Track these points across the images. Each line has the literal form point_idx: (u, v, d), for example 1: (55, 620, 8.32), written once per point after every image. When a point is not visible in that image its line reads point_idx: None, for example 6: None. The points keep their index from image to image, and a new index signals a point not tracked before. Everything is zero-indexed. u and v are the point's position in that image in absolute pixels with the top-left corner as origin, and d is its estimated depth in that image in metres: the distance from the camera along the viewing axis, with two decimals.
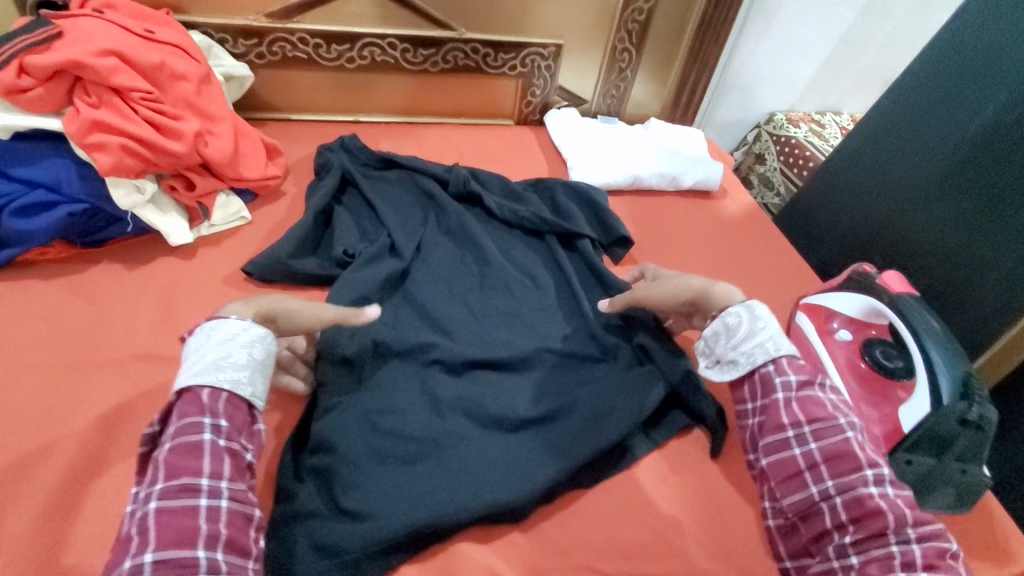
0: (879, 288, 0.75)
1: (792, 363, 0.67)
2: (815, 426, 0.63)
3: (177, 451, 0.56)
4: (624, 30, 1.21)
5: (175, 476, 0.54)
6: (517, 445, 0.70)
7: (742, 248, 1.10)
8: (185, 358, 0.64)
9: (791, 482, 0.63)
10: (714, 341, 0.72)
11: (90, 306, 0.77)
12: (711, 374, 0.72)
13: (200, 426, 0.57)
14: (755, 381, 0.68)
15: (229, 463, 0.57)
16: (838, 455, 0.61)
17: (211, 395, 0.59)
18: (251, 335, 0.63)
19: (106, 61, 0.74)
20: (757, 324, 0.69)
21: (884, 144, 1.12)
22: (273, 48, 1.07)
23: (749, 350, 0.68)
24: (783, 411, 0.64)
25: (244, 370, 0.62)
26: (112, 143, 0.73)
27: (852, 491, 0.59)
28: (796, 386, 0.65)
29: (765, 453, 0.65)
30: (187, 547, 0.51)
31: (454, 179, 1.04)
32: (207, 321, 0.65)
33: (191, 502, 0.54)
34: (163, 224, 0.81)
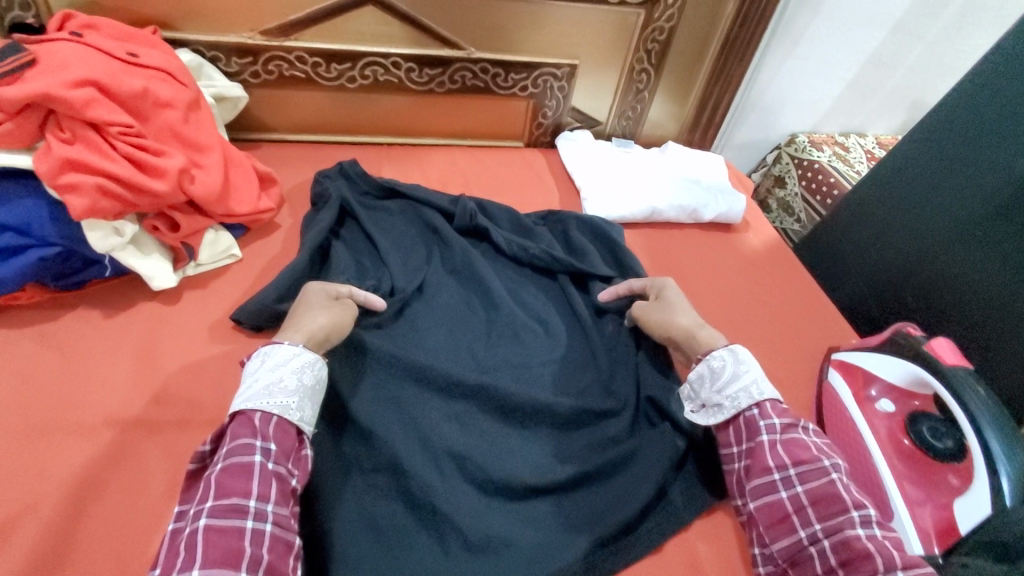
0: (926, 356, 0.70)
1: (778, 408, 0.68)
2: (801, 469, 0.63)
3: (229, 470, 0.55)
4: (643, 50, 1.13)
5: (224, 496, 0.53)
6: (525, 519, 0.66)
7: (767, 288, 1.03)
8: (242, 382, 0.65)
9: (780, 526, 0.61)
10: (699, 385, 0.73)
11: (62, 361, 0.70)
12: (697, 419, 0.72)
13: (252, 448, 0.57)
14: (740, 424, 0.69)
15: (276, 488, 0.56)
16: (826, 497, 0.60)
17: (262, 418, 0.60)
18: (302, 360, 0.65)
19: (81, 92, 0.67)
20: (740, 367, 0.70)
21: (918, 179, 1.06)
22: (269, 66, 0.99)
23: (734, 394, 0.69)
24: (768, 453, 0.65)
25: (294, 396, 0.63)
26: (87, 183, 0.67)
27: (840, 533, 0.57)
28: (780, 429, 0.66)
29: (754, 497, 0.64)
30: (230, 568, 0.49)
31: (459, 211, 0.97)
32: (264, 345, 0.67)
33: (237, 524, 0.52)
34: (143, 267, 0.75)
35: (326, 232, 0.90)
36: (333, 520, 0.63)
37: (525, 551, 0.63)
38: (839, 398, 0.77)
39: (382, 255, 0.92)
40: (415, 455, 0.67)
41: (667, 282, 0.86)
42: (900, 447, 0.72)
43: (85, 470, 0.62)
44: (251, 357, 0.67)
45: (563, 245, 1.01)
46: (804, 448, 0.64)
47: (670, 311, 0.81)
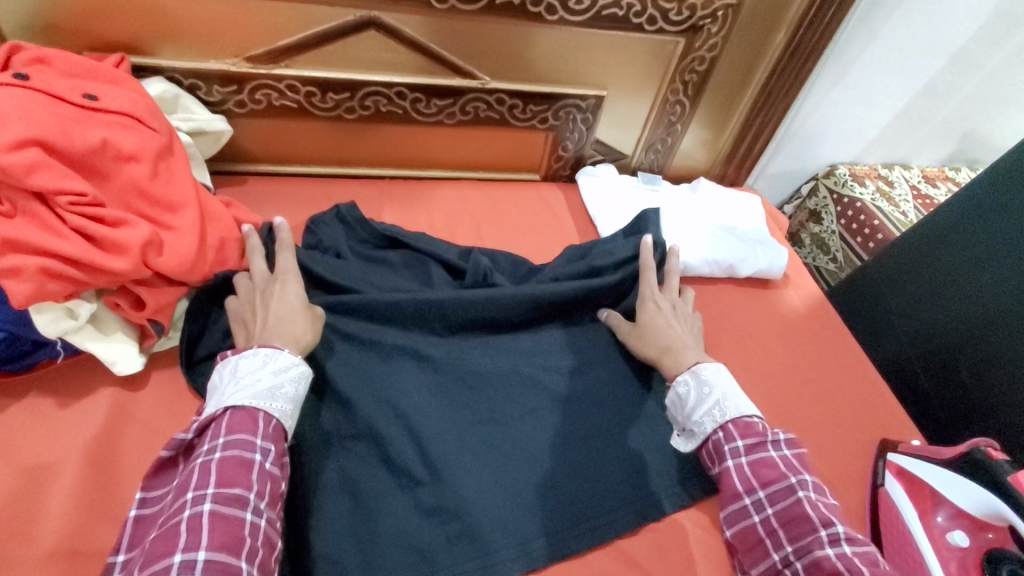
0: (1011, 490, 0.59)
1: (742, 427, 0.68)
2: (770, 490, 0.64)
3: (228, 461, 0.53)
4: (680, 81, 1.01)
5: (227, 485, 0.51)
6: (503, 477, 0.67)
7: (811, 357, 0.92)
8: (233, 378, 0.60)
9: (755, 552, 0.63)
10: (674, 411, 0.73)
11: (7, 465, 0.60)
12: (676, 443, 0.72)
13: (253, 444, 0.55)
14: (709, 448, 0.69)
15: (270, 487, 0.54)
16: (793, 519, 0.61)
17: (264, 419, 0.57)
18: (303, 371, 0.62)
19: (24, 156, 0.56)
20: (704, 389, 0.71)
21: (981, 236, 0.94)
22: (256, 96, 0.87)
23: (699, 419, 0.70)
24: (735, 478, 0.65)
25: (293, 405, 0.60)
26: (29, 267, 0.56)
27: (810, 555, 0.58)
28: (745, 450, 0.66)
29: (728, 524, 0.66)
30: (231, 556, 0.48)
31: (472, 268, 0.84)
32: (261, 345, 0.62)
33: (237, 515, 0.50)
34: (102, 350, 0.64)
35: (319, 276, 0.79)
36: (323, 517, 0.62)
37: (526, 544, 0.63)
38: (898, 510, 0.68)
39: (380, 288, 0.82)
40: (407, 447, 0.67)
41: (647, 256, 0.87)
42: None
43: None
44: (243, 353, 0.62)
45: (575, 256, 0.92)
46: (771, 468, 0.65)
47: (648, 330, 0.80)
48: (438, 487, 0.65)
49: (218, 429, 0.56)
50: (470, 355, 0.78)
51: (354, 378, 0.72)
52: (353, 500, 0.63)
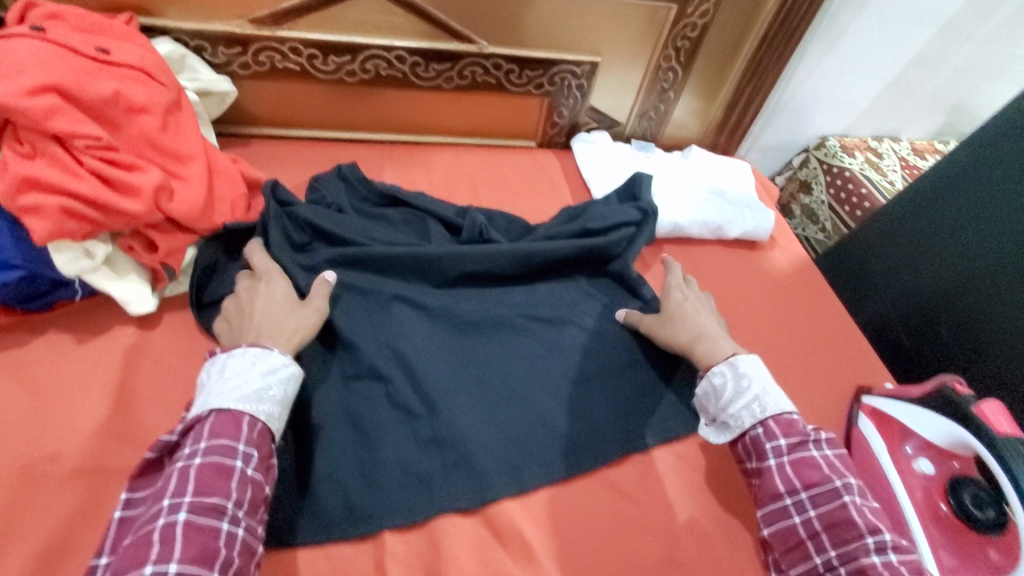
0: (977, 421, 0.63)
1: (783, 424, 0.64)
2: (813, 491, 0.61)
3: (208, 468, 0.52)
4: (673, 48, 1.04)
5: (205, 494, 0.51)
6: (497, 414, 0.72)
7: (793, 314, 0.96)
8: (219, 377, 0.59)
9: (796, 553, 0.60)
10: (705, 401, 0.69)
11: (28, 395, 0.64)
12: (707, 435, 0.69)
13: (234, 451, 0.54)
14: (746, 444, 0.66)
15: (251, 494, 0.54)
16: (838, 523, 0.58)
17: (249, 424, 0.56)
18: (293, 372, 0.62)
19: (43, 100, 0.60)
20: (742, 383, 0.67)
21: (963, 200, 0.97)
22: (260, 58, 0.90)
23: (737, 413, 0.66)
24: (776, 478, 0.62)
25: (281, 406, 0.60)
26: (49, 205, 0.59)
27: (856, 562, 0.55)
28: (787, 449, 0.63)
29: (766, 522, 0.63)
30: (205, 568, 0.48)
31: (467, 225, 0.88)
32: (251, 343, 0.61)
33: (213, 525, 0.50)
34: (119, 291, 0.68)
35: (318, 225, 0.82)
36: (326, 445, 0.66)
37: (518, 473, 0.67)
38: (870, 446, 0.72)
39: (378, 241, 0.85)
40: (405, 385, 0.71)
41: (671, 269, 0.86)
42: (937, 514, 0.65)
43: (49, 534, 0.56)
44: (231, 352, 0.61)
45: (569, 218, 0.95)
46: (814, 469, 0.62)
47: (673, 322, 0.79)
48: (434, 420, 0.69)
49: (200, 433, 0.55)
50: (466, 305, 0.81)
51: (355, 323, 0.76)
52: (354, 431, 0.67)
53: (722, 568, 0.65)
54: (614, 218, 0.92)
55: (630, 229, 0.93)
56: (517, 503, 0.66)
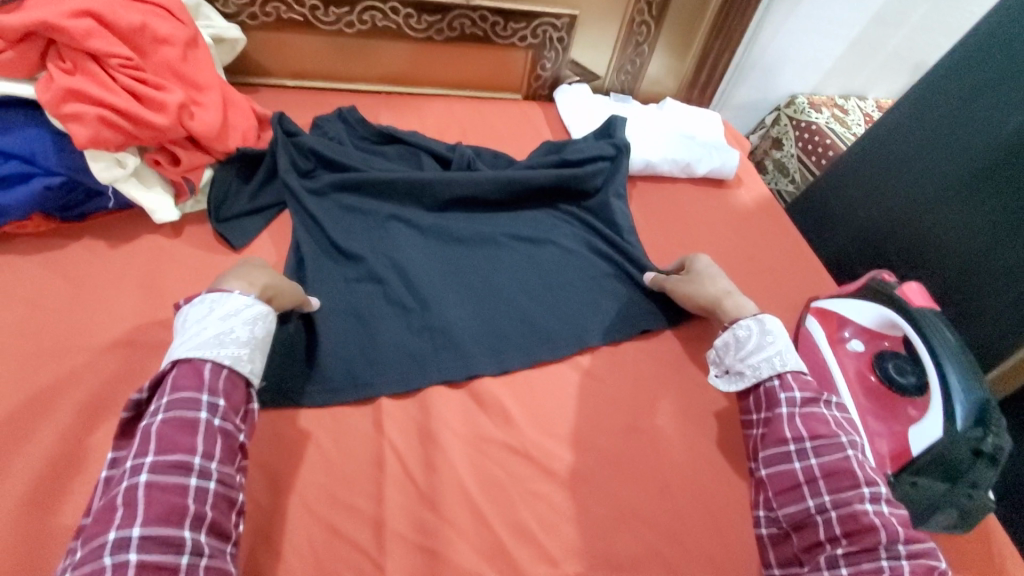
0: (898, 300, 0.71)
1: (800, 381, 0.67)
2: (817, 442, 0.63)
3: (170, 424, 0.53)
4: (644, 2, 1.13)
5: (168, 451, 0.51)
6: (483, 311, 0.81)
7: (754, 241, 1.05)
8: (183, 328, 0.61)
9: (789, 494, 0.62)
10: (724, 352, 0.72)
11: (70, 287, 0.73)
12: (718, 384, 0.72)
13: (197, 403, 0.55)
14: (760, 394, 0.69)
15: (222, 444, 0.54)
16: (837, 471, 0.60)
17: (212, 371, 0.57)
18: (256, 314, 0.62)
19: (80, 23, 0.69)
20: (765, 339, 0.69)
21: (910, 138, 1.05)
22: (267, 8, 0.99)
23: (756, 364, 0.69)
24: (785, 425, 0.65)
25: (247, 347, 0.60)
26: (89, 114, 0.68)
27: (848, 506, 0.57)
28: (800, 402, 0.66)
29: (766, 464, 0.65)
30: (173, 526, 0.48)
31: (456, 158, 0.97)
32: (208, 291, 0.63)
33: (180, 481, 0.50)
34: (146, 200, 0.77)
35: (320, 152, 0.90)
36: (329, 330, 0.74)
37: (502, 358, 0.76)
38: (814, 342, 0.80)
39: (376, 168, 0.94)
40: (400, 285, 0.80)
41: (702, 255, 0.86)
42: (867, 384, 0.74)
43: (93, 390, 0.65)
44: (193, 303, 0.62)
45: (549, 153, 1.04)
46: (821, 423, 0.64)
47: (699, 282, 0.81)
48: (426, 312, 0.78)
49: (163, 388, 0.56)
50: (455, 224, 0.90)
51: (353, 234, 0.85)
52: (354, 320, 0.76)
53: (677, 434, 0.74)
54: (592, 153, 1.01)
55: (606, 163, 1.02)
56: (499, 381, 0.74)
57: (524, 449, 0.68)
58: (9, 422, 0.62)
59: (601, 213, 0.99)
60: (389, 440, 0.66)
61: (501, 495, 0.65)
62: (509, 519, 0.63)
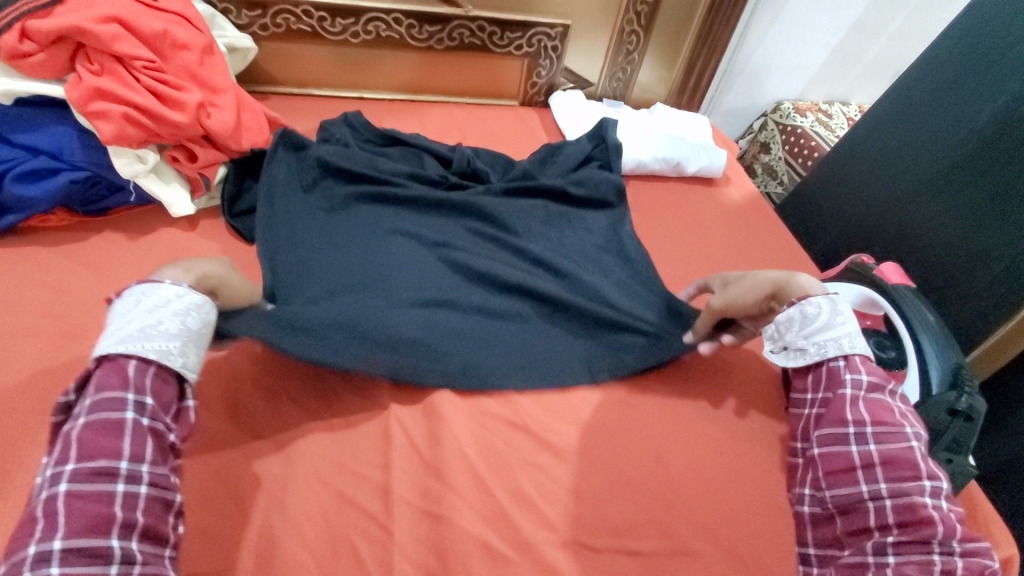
0: (875, 278, 0.76)
1: (867, 362, 0.66)
2: (880, 429, 0.61)
3: (93, 427, 0.51)
4: (633, 12, 1.19)
5: (90, 457, 0.50)
6: (483, 295, 0.83)
7: (742, 235, 1.10)
8: (111, 323, 0.58)
9: (841, 476, 0.61)
10: (785, 327, 0.71)
11: (89, 276, 0.77)
12: (776, 359, 0.72)
13: (122, 403, 0.53)
14: (824, 372, 0.68)
15: (152, 446, 0.53)
16: (896, 460, 0.59)
17: (138, 368, 0.55)
18: (186, 305, 0.59)
19: (107, 28, 0.74)
20: (835, 318, 0.68)
21: (891, 135, 1.11)
22: (277, 20, 1.05)
23: (822, 343, 0.68)
24: (846, 408, 0.64)
25: (177, 341, 0.57)
26: (114, 111, 0.73)
27: (905, 497, 0.56)
28: (866, 388, 0.64)
29: (820, 444, 0.64)
30: (100, 536, 0.47)
31: (457, 157, 1.02)
32: (138, 282, 0.59)
33: (105, 487, 0.49)
34: (165, 195, 0.82)
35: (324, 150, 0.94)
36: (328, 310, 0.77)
37: (501, 347, 0.77)
38: None
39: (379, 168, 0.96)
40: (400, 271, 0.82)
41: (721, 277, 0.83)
42: None
43: None
44: (120, 296, 0.59)
45: (546, 155, 1.07)
46: (888, 411, 0.62)
47: (744, 280, 0.76)
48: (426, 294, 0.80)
49: (88, 389, 0.54)
50: (455, 215, 0.93)
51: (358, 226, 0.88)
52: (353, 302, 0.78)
53: (671, 410, 0.77)
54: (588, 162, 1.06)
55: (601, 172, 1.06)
56: None
57: (523, 423, 0.72)
58: (32, 399, 0.65)
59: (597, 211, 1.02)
60: (395, 414, 0.70)
61: (502, 465, 0.68)
62: (510, 486, 0.66)
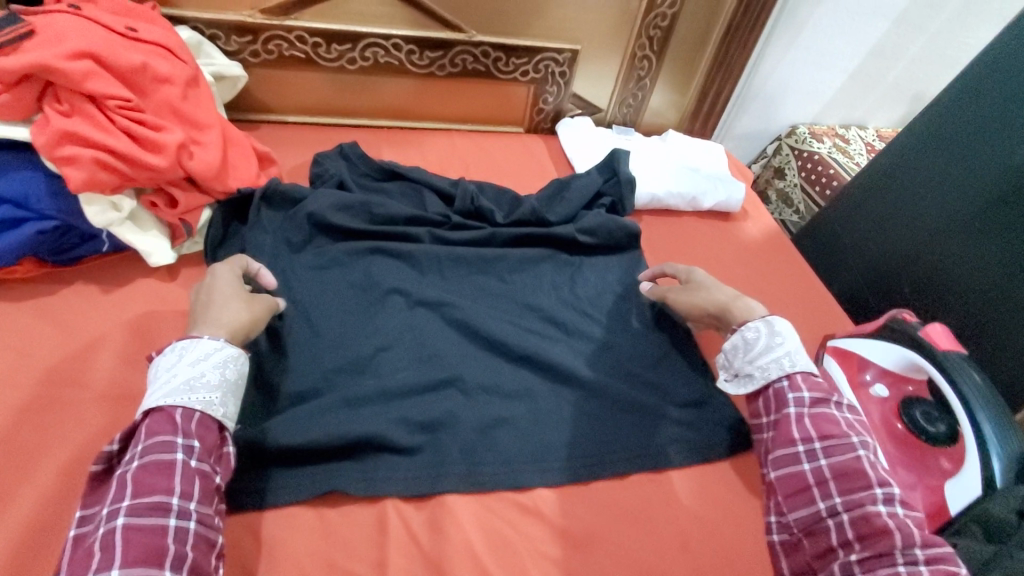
0: (921, 341, 0.69)
1: (810, 381, 0.66)
2: (827, 442, 0.60)
3: (146, 469, 0.53)
4: (646, 37, 1.13)
5: (146, 494, 0.51)
6: (489, 362, 0.77)
7: (763, 276, 1.03)
8: (153, 378, 0.60)
9: (800, 497, 0.59)
10: (733, 354, 0.72)
11: (58, 335, 0.70)
12: (727, 388, 0.71)
13: (172, 445, 0.55)
14: (769, 396, 0.67)
15: (200, 485, 0.54)
16: (848, 472, 0.58)
17: (184, 416, 0.57)
18: (226, 355, 0.62)
19: (80, 65, 0.67)
20: (775, 339, 0.69)
21: (916, 172, 1.05)
22: (269, 46, 0.99)
23: (765, 364, 0.68)
24: (794, 425, 0.63)
25: (218, 392, 0.60)
26: (84, 156, 0.66)
27: (861, 508, 0.55)
28: (809, 403, 0.64)
29: (775, 467, 0.62)
30: (154, 567, 0.48)
31: (459, 194, 0.95)
32: (177, 338, 0.62)
33: (159, 522, 0.50)
34: (142, 243, 0.75)
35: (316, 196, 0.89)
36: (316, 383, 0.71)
37: (506, 423, 0.70)
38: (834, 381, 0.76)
39: (376, 215, 0.91)
40: (400, 337, 0.77)
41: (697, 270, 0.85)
42: (894, 432, 0.72)
43: (77, 451, 0.61)
44: (161, 352, 0.61)
45: (553, 192, 1.00)
46: (833, 423, 0.62)
47: (702, 291, 0.80)
48: (429, 367, 0.74)
49: (137, 436, 0.56)
50: (457, 269, 0.88)
51: (357, 282, 0.83)
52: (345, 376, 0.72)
53: (696, 485, 0.71)
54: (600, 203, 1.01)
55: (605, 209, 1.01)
56: None
57: (535, 506, 0.65)
58: None
59: (612, 253, 0.97)
60: (393, 501, 0.63)
61: (512, 558, 0.61)
62: None
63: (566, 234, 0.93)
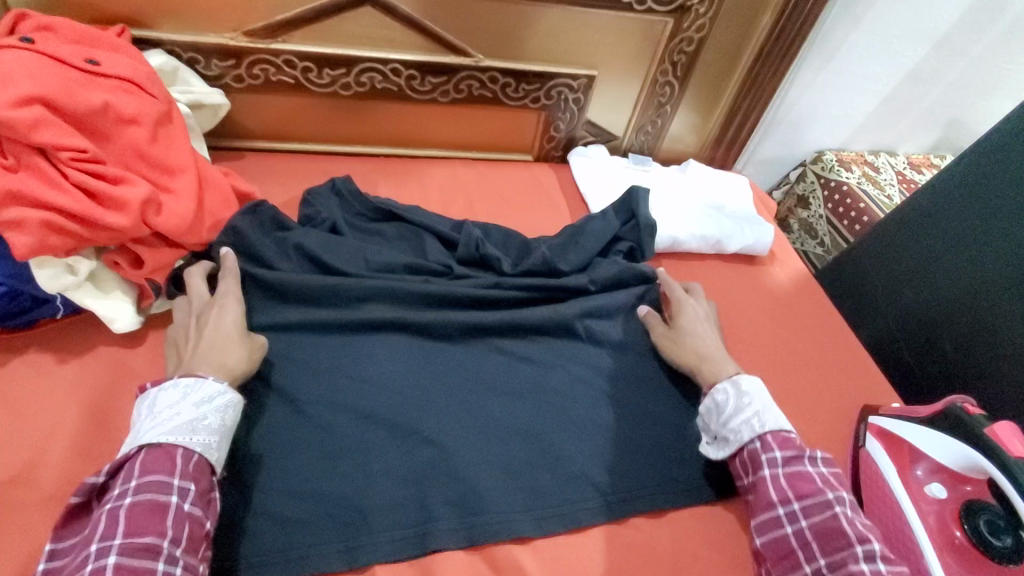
0: (988, 442, 0.62)
1: (780, 440, 0.65)
2: (805, 502, 0.60)
3: (139, 507, 0.49)
4: (669, 62, 1.04)
5: (137, 534, 0.47)
6: (490, 440, 0.68)
7: (794, 330, 0.94)
8: (150, 412, 0.55)
9: (787, 564, 0.59)
10: (708, 418, 0.70)
11: (6, 420, 0.61)
12: (708, 453, 0.69)
13: (167, 487, 0.50)
14: (744, 457, 0.66)
15: (189, 531, 0.50)
16: (828, 532, 0.58)
17: (183, 457, 0.52)
18: (230, 400, 0.58)
19: (28, 113, 0.58)
20: (743, 400, 0.68)
21: (961, 219, 0.96)
22: (254, 70, 0.89)
23: (737, 427, 0.67)
24: (771, 487, 0.62)
25: (218, 436, 0.56)
26: (31, 220, 0.58)
27: (843, 569, 0.55)
28: (783, 462, 0.63)
29: (759, 533, 0.62)
30: None
31: (463, 241, 0.86)
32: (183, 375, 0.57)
33: (147, 566, 0.46)
34: (102, 309, 0.66)
35: (302, 240, 0.79)
36: (293, 468, 0.62)
37: (506, 519, 0.63)
38: (882, 473, 0.71)
39: (372, 263, 0.82)
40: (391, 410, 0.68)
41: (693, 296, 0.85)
42: (953, 542, 0.64)
43: (16, 572, 0.52)
44: (162, 386, 0.56)
45: (567, 239, 0.91)
46: (807, 481, 0.62)
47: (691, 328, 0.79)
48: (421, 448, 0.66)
49: (130, 471, 0.51)
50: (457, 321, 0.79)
51: (347, 340, 0.74)
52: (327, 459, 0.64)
53: None
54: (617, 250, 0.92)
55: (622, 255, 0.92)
56: (522, 546, 0.63)
57: None
58: None
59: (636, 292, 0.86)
60: None
61: None
62: None
63: (580, 286, 0.84)
